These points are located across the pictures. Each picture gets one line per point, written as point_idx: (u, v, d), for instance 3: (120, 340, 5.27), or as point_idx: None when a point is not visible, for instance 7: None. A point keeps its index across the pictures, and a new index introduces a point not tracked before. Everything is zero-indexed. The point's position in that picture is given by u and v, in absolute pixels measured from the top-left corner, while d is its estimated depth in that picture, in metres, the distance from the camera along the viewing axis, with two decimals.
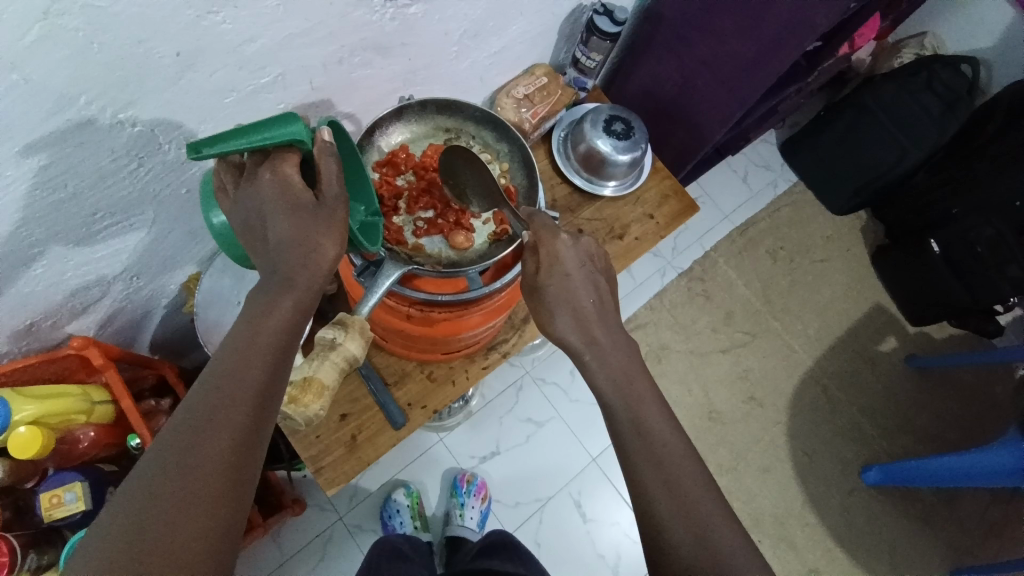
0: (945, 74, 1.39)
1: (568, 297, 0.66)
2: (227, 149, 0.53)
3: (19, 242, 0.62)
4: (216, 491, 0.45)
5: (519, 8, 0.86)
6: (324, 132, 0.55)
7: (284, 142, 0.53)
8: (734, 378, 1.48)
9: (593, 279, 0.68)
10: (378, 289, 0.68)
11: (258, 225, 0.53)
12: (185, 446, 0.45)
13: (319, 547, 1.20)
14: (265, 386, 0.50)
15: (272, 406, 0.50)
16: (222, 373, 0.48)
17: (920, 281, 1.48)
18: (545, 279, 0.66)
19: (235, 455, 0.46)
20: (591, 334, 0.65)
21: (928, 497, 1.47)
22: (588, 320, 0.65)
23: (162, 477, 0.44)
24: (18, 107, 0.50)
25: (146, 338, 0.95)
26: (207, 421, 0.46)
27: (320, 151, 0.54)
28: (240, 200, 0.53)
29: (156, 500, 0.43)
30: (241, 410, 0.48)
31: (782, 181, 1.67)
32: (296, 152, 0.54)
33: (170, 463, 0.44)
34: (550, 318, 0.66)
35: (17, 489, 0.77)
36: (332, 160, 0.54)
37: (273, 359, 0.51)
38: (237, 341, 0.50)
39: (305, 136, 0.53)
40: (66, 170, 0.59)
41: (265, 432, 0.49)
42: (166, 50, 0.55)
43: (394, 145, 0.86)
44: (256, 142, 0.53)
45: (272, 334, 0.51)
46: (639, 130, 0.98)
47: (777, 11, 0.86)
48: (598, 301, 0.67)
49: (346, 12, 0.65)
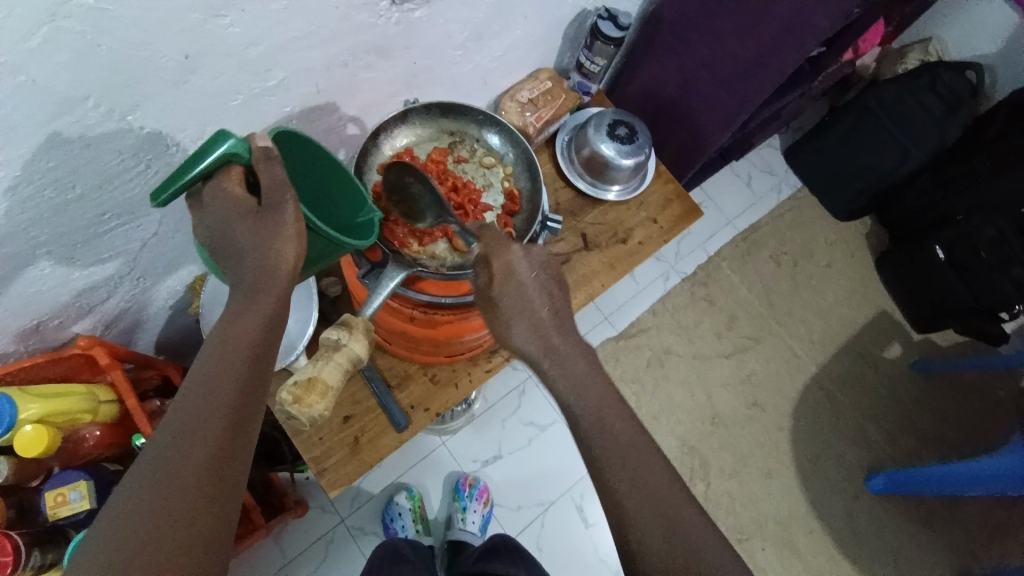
0: (948, 77, 1.40)
1: (521, 304, 0.62)
2: (178, 187, 0.53)
3: (25, 243, 0.63)
4: (200, 498, 0.45)
5: (522, 12, 0.87)
6: (258, 139, 0.53)
7: (220, 160, 0.52)
8: (737, 383, 1.48)
9: (548, 286, 0.64)
10: (383, 291, 0.70)
11: (249, 227, 0.52)
12: (166, 457, 0.45)
13: (321, 549, 1.20)
14: (245, 389, 0.50)
15: (252, 411, 0.50)
16: (200, 382, 0.48)
17: (925, 286, 1.47)
18: (499, 290, 0.63)
19: (216, 462, 0.46)
20: (548, 340, 0.61)
21: (933, 503, 1.46)
22: (545, 327, 0.62)
23: (144, 490, 0.44)
24: (24, 107, 0.51)
25: (152, 338, 0.96)
26: (189, 429, 0.46)
27: (259, 159, 0.52)
28: (236, 201, 0.52)
29: (140, 511, 0.43)
30: (222, 415, 0.48)
31: (786, 186, 1.66)
32: (239, 167, 0.54)
33: (155, 472, 0.45)
34: (506, 329, 0.62)
35: (20, 489, 0.78)
36: (277, 165, 0.53)
37: (251, 362, 0.51)
38: (216, 346, 0.50)
39: (240, 150, 0.52)
40: (73, 171, 0.59)
41: (250, 437, 0.49)
42: (173, 53, 0.55)
43: (399, 148, 0.87)
44: (200, 172, 0.52)
45: (250, 337, 0.51)
46: (643, 134, 0.99)
47: (777, 11, 0.88)
48: (554, 307, 0.64)
49: (349, 16, 0.65)
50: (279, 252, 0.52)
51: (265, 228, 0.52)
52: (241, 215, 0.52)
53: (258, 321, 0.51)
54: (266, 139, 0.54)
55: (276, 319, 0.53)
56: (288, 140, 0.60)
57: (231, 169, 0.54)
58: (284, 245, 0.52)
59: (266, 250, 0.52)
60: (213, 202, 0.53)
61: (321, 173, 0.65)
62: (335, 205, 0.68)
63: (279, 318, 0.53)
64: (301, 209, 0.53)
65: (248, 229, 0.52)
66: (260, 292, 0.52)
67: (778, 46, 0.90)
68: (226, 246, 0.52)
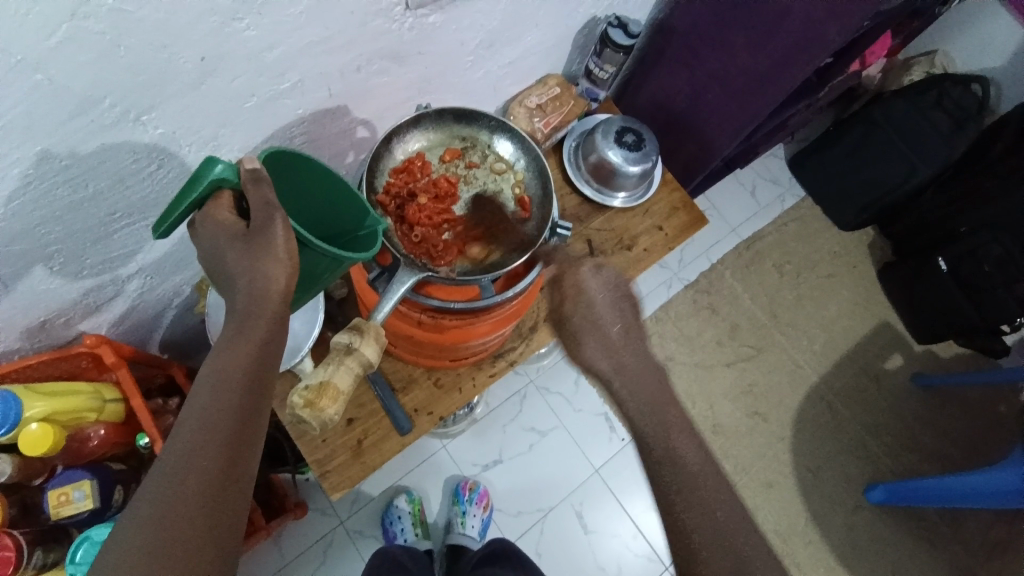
0: (955, 92, 1.40)
1: (592, 325, 0.66)
2: (176, 220, 0.54)
3: (36, 241, 0.63)
4: (199, 531, 0.44)
5: (535, 19, 0.87)
6: (245, 161, 0.52)
7: (208, 187, 0.52)
8: (738, 392, 1.48)
9: (618, 305, 0.68)
10: (392, 295, 0.71)
11: (239, 251, 0.51)
12: (162, 489, 0.44)
13: (319, 552, 1.19)
14: (240, 418, 0.48)
15: (249, 437, 0.49)
16: (195, 412, 0.47)
17: (928, 299, 1.49)
18: (570, 309, 0.68)
19: (214, 492, 0.45)
20: (630, 338, 0.67)
21: (933, 517, 1.46)
22: (614, 345, 0.65)
23: (141, 525, 0.43)
24: (42, 107, 0.51)
25: (156, 338, 0.96)
26: (185, 462, 0.45)
27: (246, 181, 0.52)
28: (225, 226, 0.52)
29: (136, 547, 0.42)
30: (218, 447, 0.47)
31: (790, 196, 1.66)
32: (228, 192, 0.54)
33: (151, 507, 0.43)
34: (580, 347, 0.66)
35: (23, 487, 0.77)
36: (266, 187, 0.52)
37: (245, 391, 0.49)
38: (208, 374, 0.49)
39: (230, 176, 0.52)
40: (87, 170, 0.59)
41: (248, 466, 0.49)
42: (190, 56, 0.56)
43: (411, 152, 0.87)
44: (191, 202, 0.52)
45: (241, 366, 0.50)
46: (650, 142, 0.99)
47: (788, 26, 0.88)
48: (624, 326, 0.67)
49: (365, 21, 0.66)
50: (270, 271, 0.51)
51: (257, 245, 0.51)
52: (231, 239, 0.51)
53: (251, 345, 0.50)
54: (252, 160, 0.52)
55: (271, 341, 0.52)
56: (284, 154, 0.59)
57: (221, 194, 0.54)
58: (274, 266, 0.51)
59: (260, 271, 0.51)
60: (213, 209, 0.53)
61: (320, 187, 0.64)
62: (337, 217, 0.67)
63: (275, 339, 0.52)
64: (290, 225, 0.52)
65: (239, 252, 0.51)
66: (252, 314, 0.51)
67: (788, 59, 0.91)
68: (224, 260, 0.52)
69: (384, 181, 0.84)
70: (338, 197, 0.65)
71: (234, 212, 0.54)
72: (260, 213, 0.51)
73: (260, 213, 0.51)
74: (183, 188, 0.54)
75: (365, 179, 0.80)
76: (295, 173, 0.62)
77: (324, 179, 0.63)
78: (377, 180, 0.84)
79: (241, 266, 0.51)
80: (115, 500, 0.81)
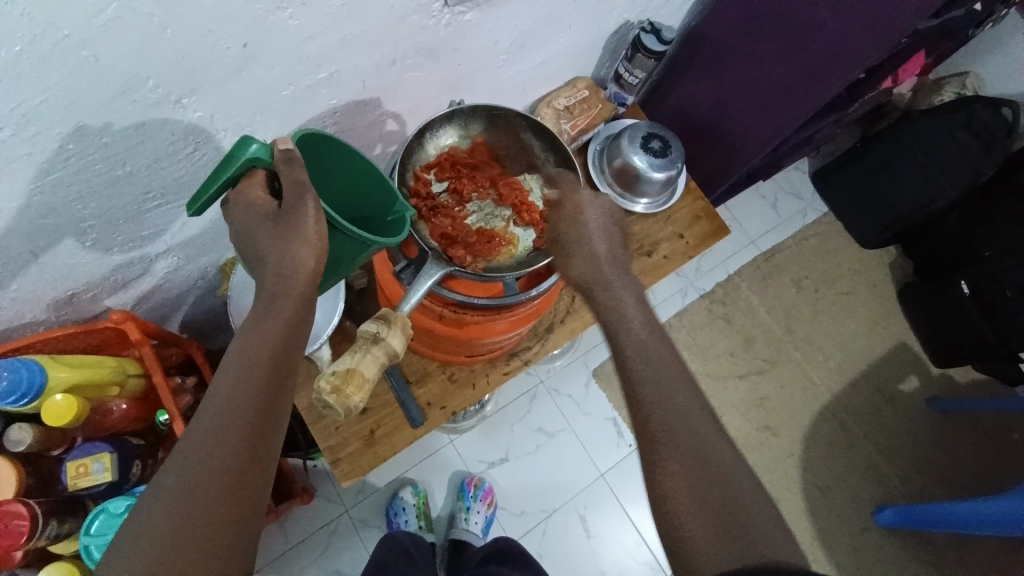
0: (986, 115, 1.37)
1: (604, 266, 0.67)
2: (209, 199, 0.54)
3: (71, 215, 0.64)
4: (220, 505, 0.44)
5: (568, 22, 0.87)
6: (279, 142, 0.52)
7: (242, 167, 0.52)
8: (749, 406, 1.47)
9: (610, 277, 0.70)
10: (418, 289, 0.71)
11: (269, 229, 0.51)
12: (186, 465, 0.45)
13: (324, 538, 1.20)
14: (265, 399, 0.49)
15: (273, 418, 0.50)
16: (222, 392, 0.48)
17: (950, 323, 1.47)
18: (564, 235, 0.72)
19: (235, 469, 0.46)
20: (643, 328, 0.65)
21: (940, 541, 1.44)
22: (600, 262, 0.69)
23: (166, 497, 0.43)
24: (84, 84, 0.52)
25: (177, 318, 0.97)
26: (210, 437, 0.46)
27: (280, 161, 0.51)
28: (256, 205, 0.52)
29: (159, 520, 0.42)
30: (244, 422, 0.47)
31: (811, 211, 1.65)
32: (262, 171, 0.54)
33: (175, 481, 0.44)
34: None
35: (43, 456, 0.78)
36: (297, 167, 0.52)
37: (271, 370, 0.50)
38: (237, 355, 0.50)
39: (262, 155, 0.52)
40: (126, 149, 0.60)
41: (271, 445, 0.49)
42: (234, 42, 0.56)
43: (444, 146, 0.87)
44: (224, 180, 0.52)
45: (268, 348, 0.51)
46: (676, 150, 0.98)
47: (821, 40, 0.88)
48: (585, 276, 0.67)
49: (403, 18, 0.66)
50: (299, 253, 0.51)
51: (289, 227, 0.51)
52: (261, 220, 0.51)
53: (277, 326, 0.51)
54: (287, 141, 0.52)
55: (298, 323, 0.53)
56: (315, 140, 0.59)
57: (254, 174, 0.53)
58: (303, 250, 0.51)
59: (287, 252, 0.51)
60: (245, 188, 0.53)
61: (353, 174, 0.64)
62: (367, 203, 0.68)
63: (300, 323, 0.53)
64: (320, 206, 0.52)
65: (269, 233, 0.51)
66: (280, 295, 0.52)
67: (823, 73, 0.91)
68: (255, 243, 0.52)
69: (414, 174, 0.85)
70: (368, 182, 0.65)
71: (267, 191, 0.54)
72: (291, 192, 0.51)
73: (291, 193, 0.51)
74: (217, 169, 0.53)
75: (398, 170, 0.81)
76: (329, 166, 0.64)
77: (359, 169, 0.64)
78: (407, 174, 0.84)
79: (271, 248, 0.52)
80: (133, 475, 0.82)
